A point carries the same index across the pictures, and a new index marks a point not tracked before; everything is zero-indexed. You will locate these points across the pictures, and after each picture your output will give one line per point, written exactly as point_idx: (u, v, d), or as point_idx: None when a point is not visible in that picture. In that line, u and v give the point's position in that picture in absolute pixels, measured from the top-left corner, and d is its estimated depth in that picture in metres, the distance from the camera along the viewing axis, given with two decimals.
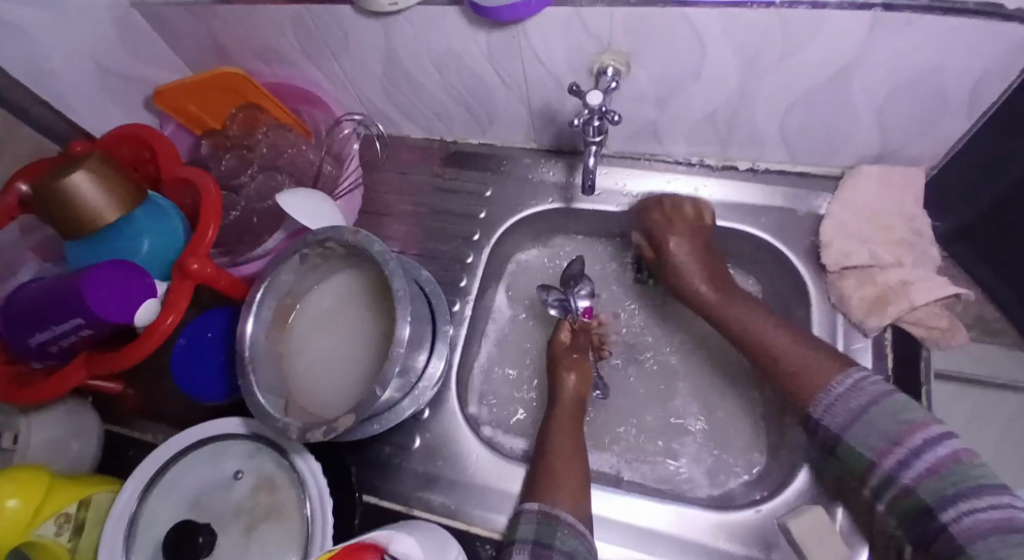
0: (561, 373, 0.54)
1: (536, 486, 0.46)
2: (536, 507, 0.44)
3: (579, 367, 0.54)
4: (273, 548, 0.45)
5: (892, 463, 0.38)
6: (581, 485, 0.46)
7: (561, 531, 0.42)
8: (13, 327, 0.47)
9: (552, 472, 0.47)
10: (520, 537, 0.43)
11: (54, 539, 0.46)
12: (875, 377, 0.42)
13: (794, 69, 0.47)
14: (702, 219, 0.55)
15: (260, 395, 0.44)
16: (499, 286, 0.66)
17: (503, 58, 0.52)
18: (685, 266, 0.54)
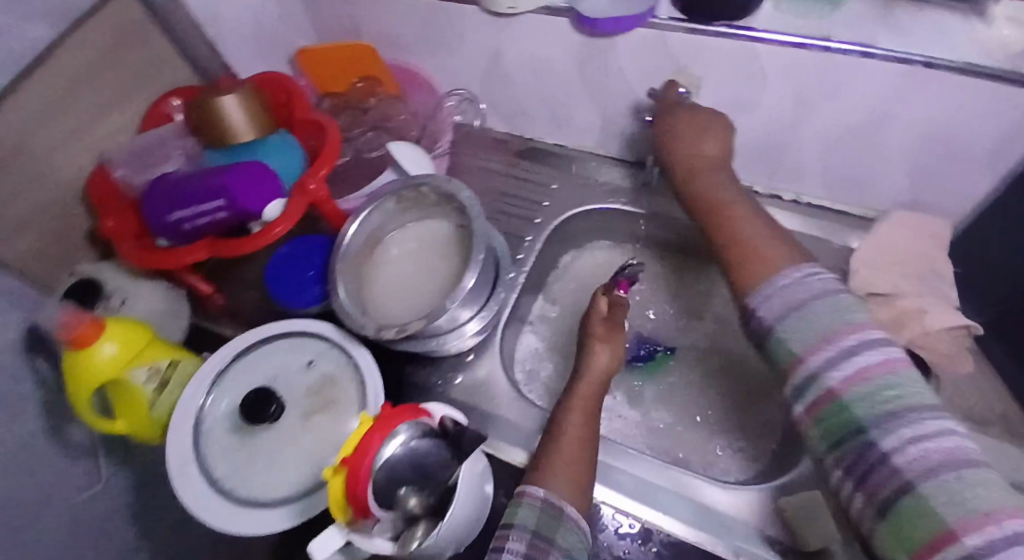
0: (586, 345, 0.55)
1: (540, 472, 0.46)
2: (544, 495, 0.44)
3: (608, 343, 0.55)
4: (325, 436, 0.53)
5: (820, 362, 0.36)
6: (582, 458, 0.47)
7: (564, 526, 0.43)
8: (158, 206, 0.55)
9: (562, 462, 0.46)
10: (519, 525, 0.43)
11: (142, 386, 0.54)
12: (823, 275, 0.40)
13: (840, 108, 0.54)
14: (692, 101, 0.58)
15: (339, 288, 0.54)
16: (539, 296, 0.74)
17: (589, 67, 0.61)
18: (676, 139, 0.56)
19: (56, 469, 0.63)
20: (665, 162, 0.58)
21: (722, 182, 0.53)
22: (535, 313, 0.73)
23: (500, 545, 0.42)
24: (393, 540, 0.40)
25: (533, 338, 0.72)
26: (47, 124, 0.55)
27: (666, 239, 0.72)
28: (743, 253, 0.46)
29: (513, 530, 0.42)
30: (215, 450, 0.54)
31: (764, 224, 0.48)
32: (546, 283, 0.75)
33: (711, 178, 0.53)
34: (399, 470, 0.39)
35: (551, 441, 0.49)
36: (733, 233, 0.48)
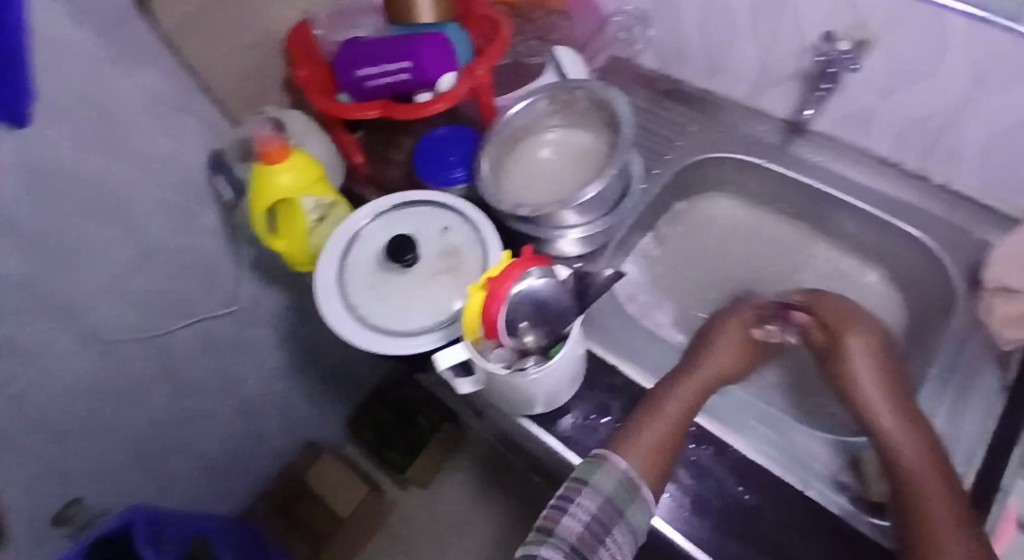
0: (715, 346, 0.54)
1: (630, 441, 0.47)
2: (629, 469, 0.45)
3: (737, 359, 0.54)
4: (444, 294, 0.59)
5: None
6: (670, 447, 0.48)
7: (636, 504, 0.44)
8: (349, 61, 0.62)
9: (659, 443, 0.47)
10: (595, 484, 0.44)
11: (308, 213, 0.63)
12: None
13: (1021, 96, 0.51)
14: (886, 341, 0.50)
15: (484, 161, 0.61)
16: (649, 231, 0.77)
17: (762, 15, 0.62)
18: (856, 359, 0.49)
19: (220, 264, 0.81)
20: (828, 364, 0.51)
21: (874, 358, 0.48)
22: (644, 246, 0.77)
23: (569, 497, 0.44)
24: (506, 368, 0.46)
25: (638, 267, 0.76)
26: None
27: (790, 199, 0.72)
28: (926, 464, 0.42)
29: (587, 487, 0.44)
30: (353, 283, 0.61)
31: (941, 459, 0.42)
32: (661, 220, 0.78)
33: (917, 438, 0.43)
34: (529, 303, 0.44)
35: (644, 416, 0.49)
36: (896, 448, 0.43)
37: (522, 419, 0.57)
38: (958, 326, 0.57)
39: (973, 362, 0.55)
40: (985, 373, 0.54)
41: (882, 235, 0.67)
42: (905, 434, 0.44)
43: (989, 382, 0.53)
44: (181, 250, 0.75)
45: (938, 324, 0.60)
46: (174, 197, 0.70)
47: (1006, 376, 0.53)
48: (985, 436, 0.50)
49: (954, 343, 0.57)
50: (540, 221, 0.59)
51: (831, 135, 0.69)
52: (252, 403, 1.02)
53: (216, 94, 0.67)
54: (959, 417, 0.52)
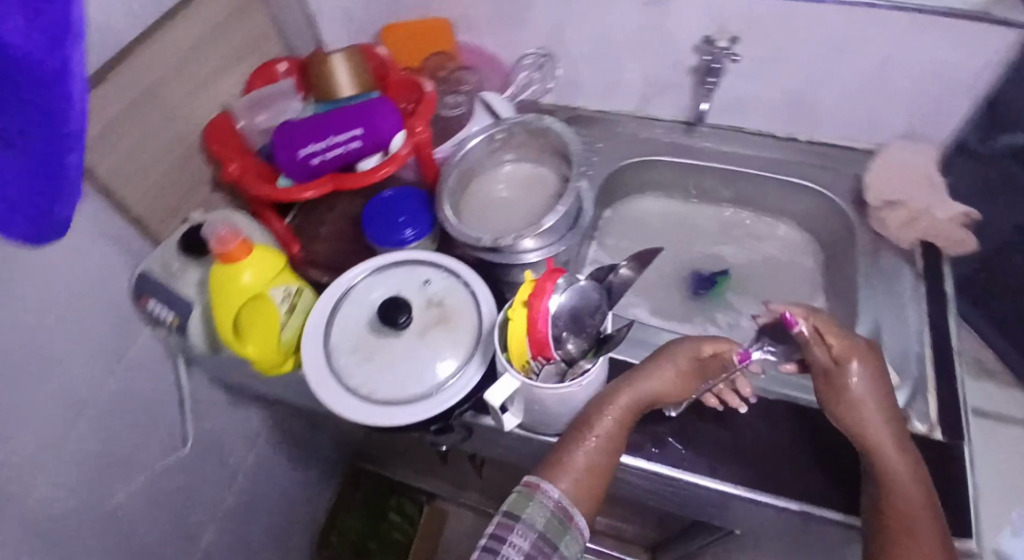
0: (654, 366, 0.53)
1: (558, 465, 0.48)
2: (561, 499, 0.45)
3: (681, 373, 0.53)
4: (444, 345, 0.59)
5: None
6: (601, 477, 0.48)
7: (570, 536, 0.44)
8: (286, 141, 0.60)
9: (591, 470, 0.48)
10: (528, 519, 0.43)
11: (278, 305, 0.59)
12: None
13: (856, 50, 0.66)
14: (880, 373, 0.52)
15: (445, 208, 0.63)
16: (591, 241, 0.83)
17: (644, 34, 0.72)
18: (859, 399, 0.50)
19: (161, 394, 0.74)
20: (827, 399, 0.52)
21: (872, 388, 0.51)
22: (592, 254, 0.83)
23: (502, 537, 0.42)
24: (560, 382, 0.46)
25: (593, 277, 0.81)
26: (175, 80, 0.62)
27: (698, 184, 0.83)
28: (905, 494, 0.46)
29: (519, 524, 0.42)
30: (346, 363, 0.58)
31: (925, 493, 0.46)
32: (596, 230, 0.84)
33: (902, 469, 0.47)
34: (564, 315, 0.46)
35: (576, 435, 0.50)
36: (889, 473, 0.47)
37: (540, 436, 0.57)
38: (866, 241, 0.71)
39: (893, 262, 0.68)
40: (901, 272, 0.67)
41: (778, 192, 0.79)
42: (905, 477, 0.47)
43: (908, 275, 0.67)
44: (116, 389, 0.67)
45: (849, 246, 0.73)
46: (100, 332, 0.64)
47: (915, 266, 0.67)
48: (922, 312, 0.64)
49: (870, 256, 0.69)
50: (514, 248, 0.63)
51: (715, 125, 0.82)
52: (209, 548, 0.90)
53: (133, 209, 0.62)
54: (902, 308, 0.64)
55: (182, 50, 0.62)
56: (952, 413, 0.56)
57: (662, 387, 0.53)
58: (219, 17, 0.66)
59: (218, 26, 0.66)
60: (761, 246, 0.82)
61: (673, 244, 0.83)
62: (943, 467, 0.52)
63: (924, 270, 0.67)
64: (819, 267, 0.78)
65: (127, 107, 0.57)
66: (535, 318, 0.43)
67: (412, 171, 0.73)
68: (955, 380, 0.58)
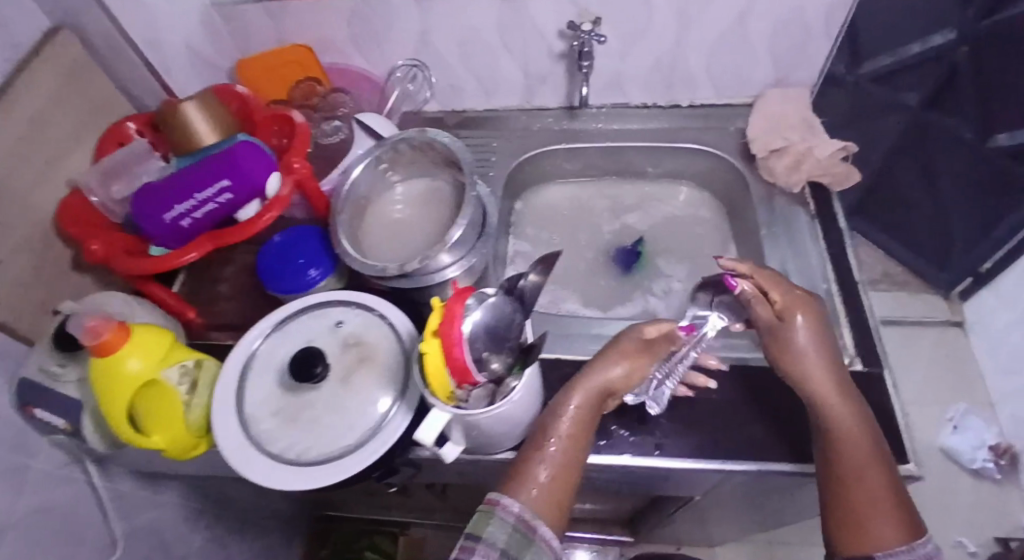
0: (605, 361, 0.52)
1: (518, 479, 0.46)
2: (521, 511, 0.43)
3: (632, 361, 0.52)
4: (372, 386, 0.56)
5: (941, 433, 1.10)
6: (563, 488, 0.46)
7: (535, 547, 0.43)
8: (146, 206, 0.55)
9: (555, 477, 0.46)
10: (488, 539, 0.41)
11: (176, 386, 0.54)
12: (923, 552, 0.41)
13: (714, 12, 0.68)
14: (820, 322, 0.54)
15: (344, 244, 0.59)
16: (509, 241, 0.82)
17: (510, 28, 0.71)
18: (804, 348, 0.52)
19: (76, 508, 0.65)
20: (774, 354, 0.54)
21: (817, 340, 0.52)
22: (512, 254, 0.81)
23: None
24: (490, 404, 0.44)
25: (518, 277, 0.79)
26: (13, 165, 0.54)
27: (598, 165, 0.83)
28: (854, 442, 0.47)
29: (481, 545, 0.41)
30: (267, 428, 0.54)
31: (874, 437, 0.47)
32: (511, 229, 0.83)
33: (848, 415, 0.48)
34: (480, 334, 0.44)
35: (533, 445, 0.49)
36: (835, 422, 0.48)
37: (496, 456, 0.55)
38: (762, 191, 0.73)
39: (788, 207, 0.71)
40: (798, 214, 0.70)
41: (675, 159, 0.81)
42: (852, 423, 0.48)
43: (805, 215, 0.70)
44: (20, 519, 0.59)
45: (747, 198, 0.76)
46: None
47: (808, 208, 0.70)
48: (821, 249, 0.67)
49: (766, 205, 0.72)
50: (424, 270, 0.60)
51: (601, 105, 0.82)
52: None
53: None
54: (802, 248, 0.67)
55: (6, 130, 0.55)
56: (867, 340, 0.59)
57: (614, 382, 0.52)
58: (54, 85, 0.58)
59: (54, 97, 0.58)
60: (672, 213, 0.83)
61: (588, 227, 0.83)
62: (871, 396, 0.55)
63: (818, 207, 0.71)
64: (727, 222, 0.81)
65: None
66: (444, 346, 0.41)
67: (303, 208, 0.69)
68: (864, 306, 0.61)
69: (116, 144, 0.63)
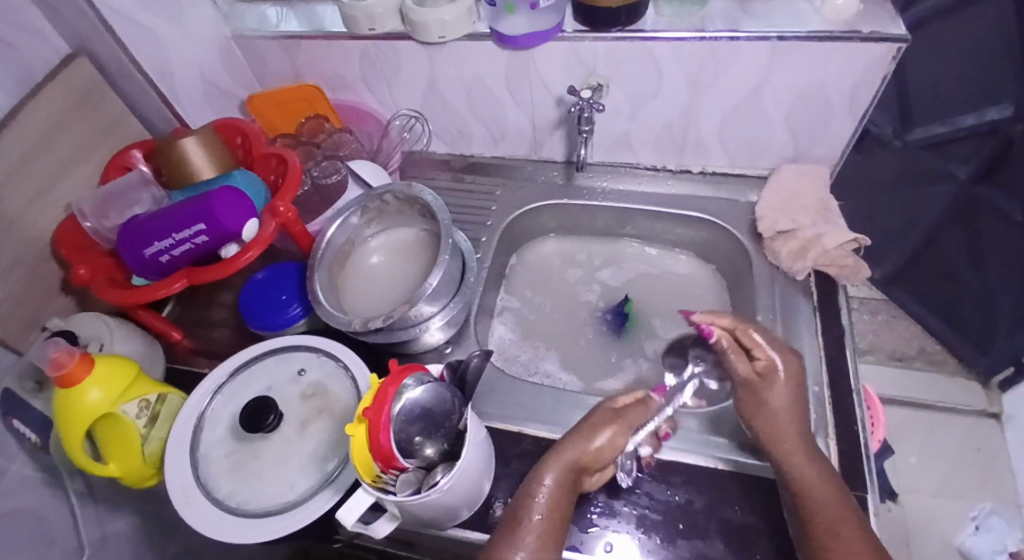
0: (585, 433, 0.52)
1: None
2: None
3: (609, 433, 0.52)
4: (321, 440, 0.54)
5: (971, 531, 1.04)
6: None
7: None
8: (133, 238, 0.57)
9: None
10: None
11: (134, 419, 0.54)
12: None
13: (727, 82, 0.65)
14: (799, 384, 0.54)
15: (319, 290, 0.59)
16: (499, 291, 0.80)
17: (516, 81, 0.70)
18: (780, 407, 0.52)
19: (46, 514, 0.67)
20: (749, 419, 0.53)
21: (792, 400, 0.52)
22: (501, 306, 0.80)
23: None
24: (417, 493, 0.42)
25: (503, 330, 0.77)
26: (9, 188, 0.58)
27: (600, 223, 0.81)
28: (822, 502, 0.45)
29: None
30: (215, 471, 0.53)
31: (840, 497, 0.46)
32: (503, 280, 0.81)
33: (814, 471, 0.48)
34: (415, 418, 0.43)
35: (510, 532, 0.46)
36: (800, 479, 0.47)
37: (446, 531, 0.53)
38: (765, 271, 0.69)
39: (788, 294, 0.67)
40: (800, 301, 0.66)
41: (680, 225, 0.78)
42: (817, 481, 0.47)
43: (806, 305, 0.65)
44: None
45: (749, 275, 0.71)
46: None
47: (811, 297, 0.66)
48: (818, 345, 0.62)
49: (766, 287, 0.68)
50: (393, 326, 0.60)
51: (609, 162, 0.79)
52: None
53: None
54: (797, 339, 0.63)
55: (15, 154, 0.58)
56: (852, 458, 0.54)
57: (590, 455, 0.50)
58: (59, 113, 0.62)
59: (57, 123, 0.62)
60: (671, 278, 0.80)
61: (583, 284, 0.81)
62: None
63: (822, 296, 0.66)
64: (727, 295, 0.77)
65: None
66: (371, 431, 0.41)
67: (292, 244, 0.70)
68: (854, 414, 0.56)
69: (123, 169, 0.66)
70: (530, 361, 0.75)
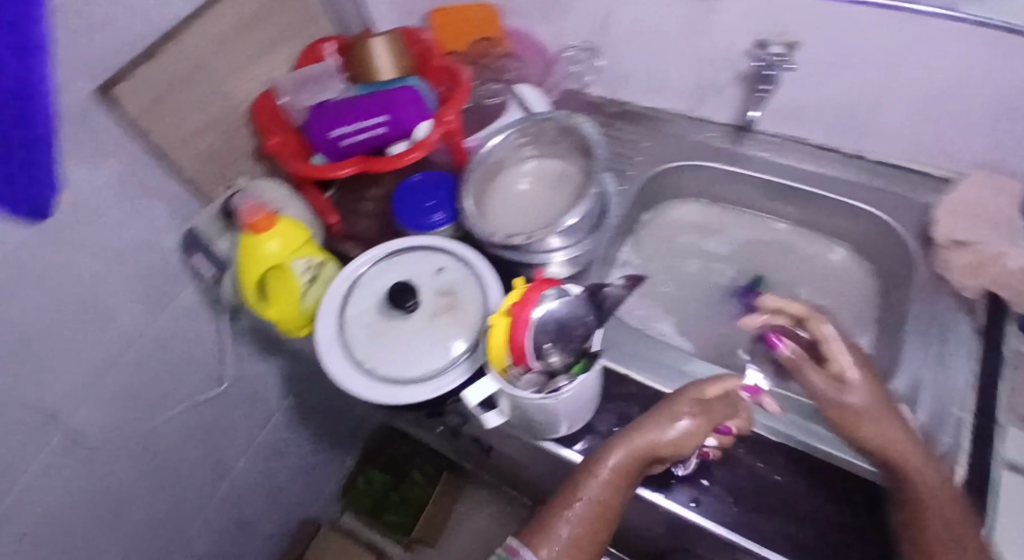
0: (656, 426, 0.49)
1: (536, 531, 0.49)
2: None
3: (687, 428, 0.48)
4: (448, 333, 0.60)
5: None
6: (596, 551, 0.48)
7: None
8: (322, 120, 0.63)
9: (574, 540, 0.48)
10: None
11: (300, 275, 0.62)
12: None
13: (933, 67, 0.59)
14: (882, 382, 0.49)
15: (467, 198, 0.63)
16: (625, 244, 0.81)
17: (696, 31, 0.68)
18: (880, 417, 0.47)
19: (202, 343, 0.80)
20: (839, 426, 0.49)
21: (880, 397, 0.48)
22: (623, 259, 0.81)
23: None
24: (539, 393, 0.46)
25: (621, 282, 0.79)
26: (223, 53, 0.65)
27: (749, 195, 0.79)
28: (943, 518, 0.44)
29: None
30: (355, 339, 0.61)
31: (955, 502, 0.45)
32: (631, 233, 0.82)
33: (932, 478, 0.46)
34: (548, 328, 0.45)
35: (561, 498, 0.50)
36: (921, 491, 0.45)
37: (543, 441, 0.58)
38: (922, 281, 0.64)
39: (945, 309, 0.62)
40: (957, 319, 0.61)
41: (833, 213, 0.73)
42: (938, 493, 0.45)
43: (963, 325, 0.60)
44: (162, 333, 0.73)
45: (903, 282, 0.67)
46: (150, 286, 0.69)
47: (972, 319, 0.60)
48: (967, 368, 0.57)
49: (920, 297, 0.63)
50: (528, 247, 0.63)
51: (772, 133, 0.76)
52: (243, 486, 0.99)
53: (184, 174, 0.67)
54: (943, 358, 0.59)
55: (234, 25, 0.65)
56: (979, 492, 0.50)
57: (660, 448, 0.48)
58: None
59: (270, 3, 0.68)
60: (808, 266, 0.77)
61: (710, 255, 0.80)
62: None
63: (985, 320, 0.60)
64: (866, 297, 0.72)
65: (173, 81, 0.61)
66: (517, 328, 0.44)
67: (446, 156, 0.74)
68: (993, 448, 0.52)
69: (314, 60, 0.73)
70: (642, 316, 0.77)
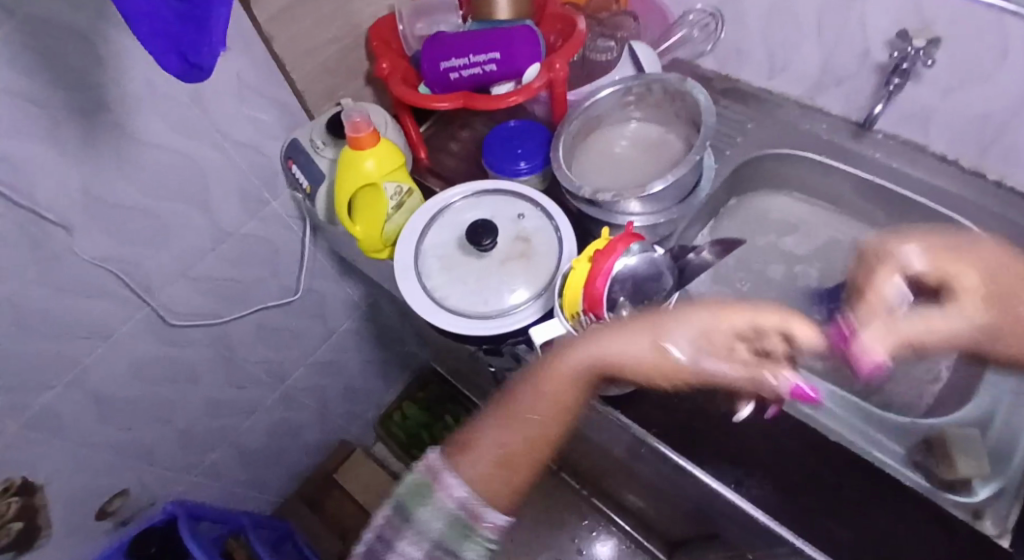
0: (634, 334, 0.44)
1: (464, 445, 0.45)
2: (463, 488, 0.41)
3: (658, 336, 0.44)
4: (519, 278, 0.61)
5: None
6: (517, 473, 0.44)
7: (477, 537, 0.40)
8: (436, 50, 0.65)
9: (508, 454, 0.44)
10: (422, 521, 0.40)
11: (388, 198, 0.64)
12: None
13: None
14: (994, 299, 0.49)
15: (561, 147, 0.64)
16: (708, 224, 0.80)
17: (830, 14, 0.64)
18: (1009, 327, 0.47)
19: (286, 250, 0.85)
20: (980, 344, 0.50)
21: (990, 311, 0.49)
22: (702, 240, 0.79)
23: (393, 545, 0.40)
24: None
25: None
26: None
27: (846, 197, 0.75)
28: None
29: (411, 530, 0.40)
30: (430, 268, 0.63)
31: None
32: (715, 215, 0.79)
33: None
34: (626, 281, 0.47)
35: (500, 411, 0.47)
36: None
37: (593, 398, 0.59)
38: None
39: None
40: None
41: None
42: None
43: None
44: (252, 233, 0.78)
45: None
46: (250, 186, 0.74)
47: None
48: None
49: None
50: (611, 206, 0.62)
51: (889, 134, 0.72)
52: (297, 391, 1.06)
53: (296, 85, 0.70)
54: None
55: None
56: None
57: (617, 354, 0.45)
58: None
59: None
60: None
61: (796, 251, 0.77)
62: None
63: None
64: None
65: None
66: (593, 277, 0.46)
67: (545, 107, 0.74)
68: None
69: None
70: None
